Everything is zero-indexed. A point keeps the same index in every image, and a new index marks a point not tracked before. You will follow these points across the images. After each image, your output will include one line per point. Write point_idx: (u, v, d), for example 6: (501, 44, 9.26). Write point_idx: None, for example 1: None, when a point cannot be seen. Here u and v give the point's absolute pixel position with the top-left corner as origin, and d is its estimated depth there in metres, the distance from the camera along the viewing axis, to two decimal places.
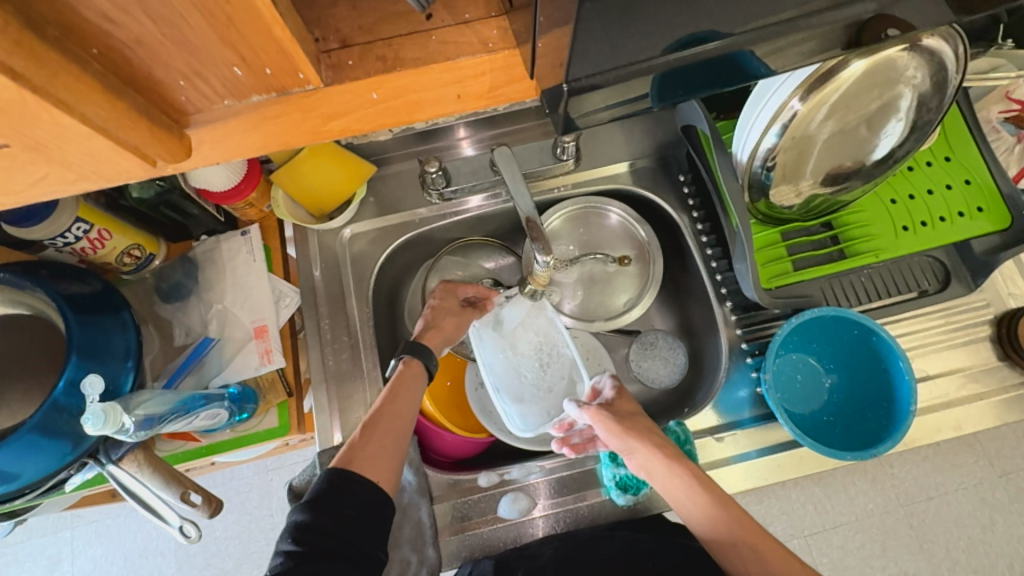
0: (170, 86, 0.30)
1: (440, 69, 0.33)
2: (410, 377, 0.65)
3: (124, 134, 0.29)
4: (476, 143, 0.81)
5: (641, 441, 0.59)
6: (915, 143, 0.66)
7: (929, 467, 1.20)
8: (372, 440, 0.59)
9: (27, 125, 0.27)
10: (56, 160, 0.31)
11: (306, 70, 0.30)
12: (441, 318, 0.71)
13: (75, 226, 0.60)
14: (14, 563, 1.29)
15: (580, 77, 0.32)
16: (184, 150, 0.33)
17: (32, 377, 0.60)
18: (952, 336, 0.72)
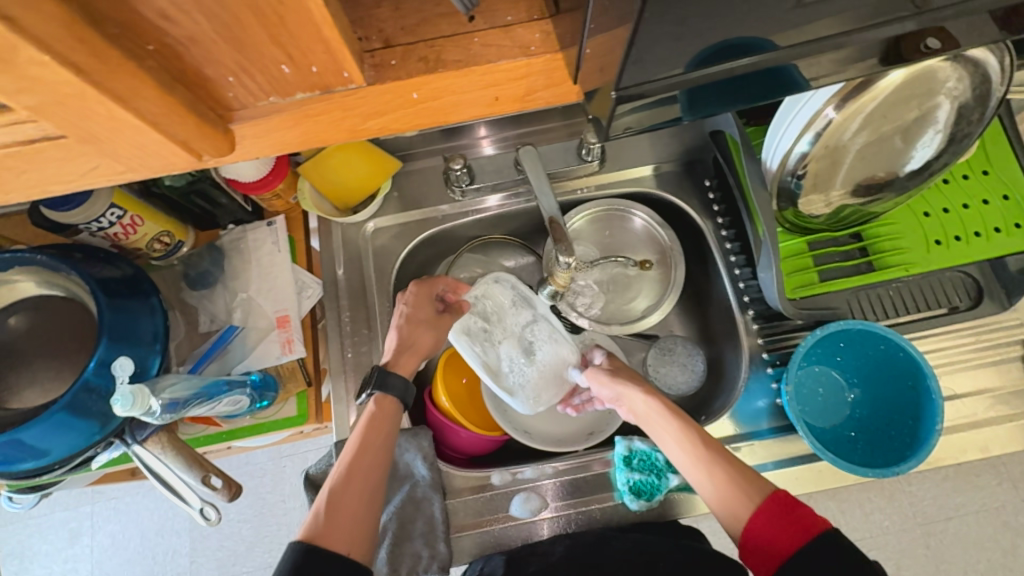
0: (218, 82, 0.30)
1: (481, 71, 0.33)
2: (380, 412, 0.62)
3: (173, 128, 0.30)
4: (498, 142, 0.81)
5: (626, 383, 0.66)
6: (953, 156, 0.64)
7: (949, 487, 1.18)
8: (346, 494, 0.55)
9: (82, 118, 0.28)
10: (107, 152, 0.32)
11: (350, 69, 0.31)
12: (416, 335, 0.67)
13: (108, 211, 0.62)
14: (37, 534, 1.33)
15: (628, 87, 0.33)
16: (228, 144, 0.34)
17: (65, 357, 0.62)
18: (982, 355, 0.70)
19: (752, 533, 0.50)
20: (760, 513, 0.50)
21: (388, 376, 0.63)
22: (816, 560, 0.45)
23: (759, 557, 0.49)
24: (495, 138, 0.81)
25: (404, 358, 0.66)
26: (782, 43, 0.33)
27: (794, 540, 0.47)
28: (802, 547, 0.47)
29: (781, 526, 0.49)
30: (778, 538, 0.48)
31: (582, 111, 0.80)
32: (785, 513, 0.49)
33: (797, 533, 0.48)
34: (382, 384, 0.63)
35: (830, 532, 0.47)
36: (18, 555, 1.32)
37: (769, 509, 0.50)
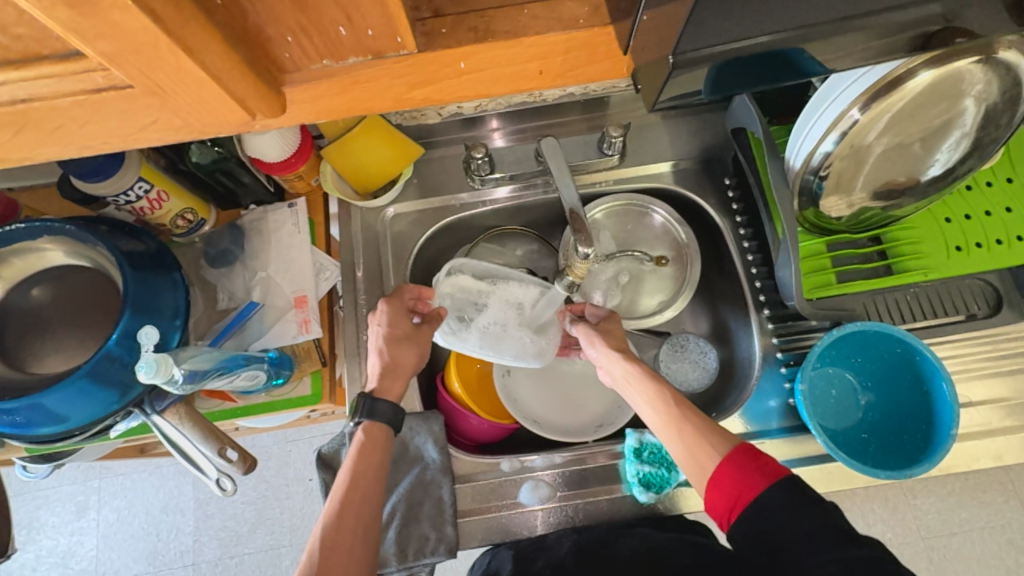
0: (277, 43, 0.31)
1: (529, 43, 0.33)
2: (371, 439, 0.60)
3: (232, 85, 0.31)
4: (506, 136, 0.82)
5: (607, 345, 0.66)
6: (978, 161, 0.64)
7: (954, 501, 1.17)
8: (341, 533, 0.53)
9: (146, 69, 0.29)
10: (168, 106, 0.32)
11: (403, 34, 0.31)
12: (397, 354, 0.65)
13: (137, 184, 0.63)
14: (44, 506, 1.35)
15: (686, 52, 0.32)
16: (279, 106, 0.35)
17: (90, 326, 0.63)
18: (998, 364, 0.70)
19: (713, 479, 0.51)
20: (722, 462, 0.51)
21: (375, 404, 0.61)
22: (774, 504, 0.47)
23: (717, 500, 0.51)
24: (516, 129, 0.81)
25: (389, 380, 0.64)
26: (830, 24, 0.33)
27: (753, 485, 0.49)
28: (761, 491, 0.48)
29: (742, 472, 0.50)
30: (738, 484, 0.50)
31: (602, 105, 0.80)
32: (747, 461, 0.50)
33: (758, 478, 0.49)
34: (371, 413, 0.61)
35: (789, 477, 0.48)
36: (27, 526, 1.34)
37: (730, 458, 0.51)
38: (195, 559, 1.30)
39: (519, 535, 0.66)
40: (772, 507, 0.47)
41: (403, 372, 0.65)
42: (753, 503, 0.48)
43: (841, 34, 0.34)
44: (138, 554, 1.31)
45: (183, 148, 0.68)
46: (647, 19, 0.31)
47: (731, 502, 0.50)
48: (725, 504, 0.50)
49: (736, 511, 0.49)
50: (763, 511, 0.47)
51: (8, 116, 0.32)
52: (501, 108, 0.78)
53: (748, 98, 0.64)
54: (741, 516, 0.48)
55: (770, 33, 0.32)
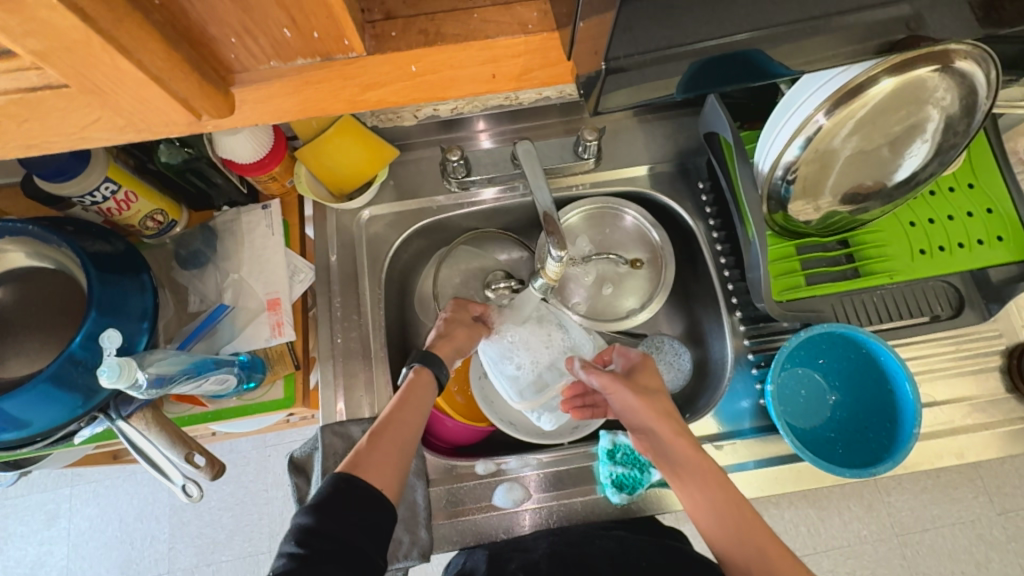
0: (221, 43, 0.31)
1: (479, 47, 0.34)
2: (418, 384, 0.61)
3: (174, 85, 0.30)
4: (495, 137, 0.81)
5: (660, 421, 0.60)
6: (939, 167, 0.66)
7: (927, 498, 1.20)
8: (383, 445, 0.55)
9: (87, 69, 0.28)
10: (110, 105, 0.32)
11: (350, 36, 0.31)
12: (453, 329, 0.68)
13: (103, 185, 0.62)
14: (13, 515, 1.32)
15: (618, 57, 0.34)
16: (227, 106, 0.34)
17: (52, 330, 0.61)
18: (959, 364, 0.72)
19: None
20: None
21: (430, 353, 0.63)
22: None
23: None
24: (494, 131, 0.81)
25: (443, 345, 0.66)
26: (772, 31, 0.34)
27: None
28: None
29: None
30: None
31: (579, 108, 0.80)
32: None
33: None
34: (425, 360, 0.63)
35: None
36: None
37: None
38: (170, 567, 1.27)
39: (494, 537, 0.66)
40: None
41: (458, 345, 0.68)
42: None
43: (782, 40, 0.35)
44: (111, 563, 1.28)
45: (150, 147, 0.67)
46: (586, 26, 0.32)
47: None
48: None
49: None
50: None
51: None
52: (480, 110, 0.78)
53: (718, 103, 0.65)
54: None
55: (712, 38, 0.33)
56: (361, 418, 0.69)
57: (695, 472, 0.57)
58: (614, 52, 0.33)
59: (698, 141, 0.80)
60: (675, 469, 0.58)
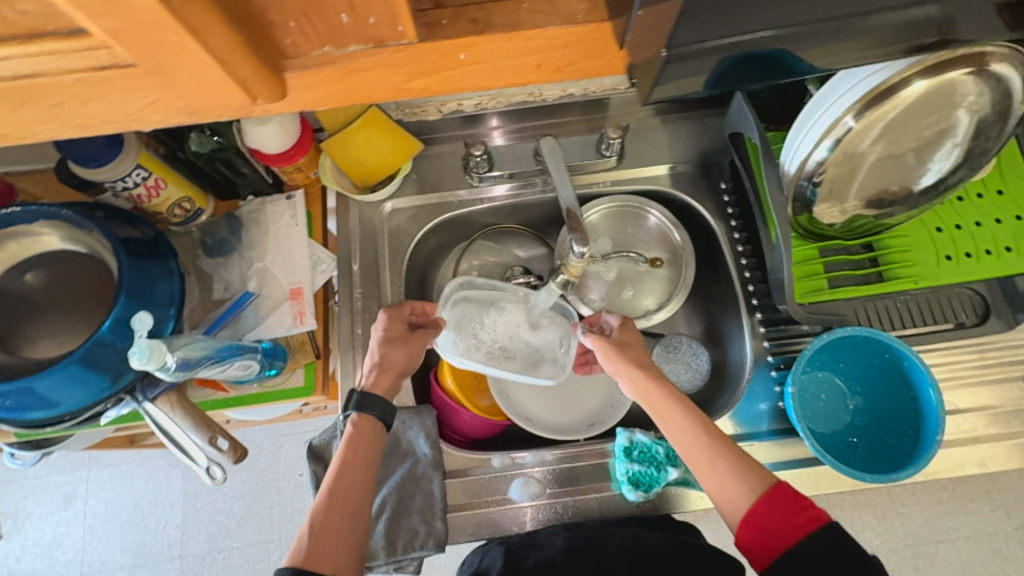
0: (279, 27, 0.32)
1: (530, 36, 0.35)
2: (360, 432, 0.61)
3: (234, 66, 0.31)
4: (505, 134, 0.82)
5: (628, 363, 0.64)
6: (968, 173, 0.65)
7: (942, 510, 1.18)
8: (333, 513, 0.54)
9: (150, 49, 0.29)
10: (171, 87, 0.33)
11: (405, 23, 0.33)
12: (390, 354, 0.66)
13: (135, 171, 0.63)
14: (31, 496, 1.34)
15: (679, 46, 0.34)
16: (280, 91, 0.35)
17: (83, 313, 0.63)
18: (983, 372, 0.71)
19: (749, 517, 0.50)
20: (759, 505, 0.50)
21: (365, 397, 0.62)
22: (814, 555, 0.45)
23: (753, 543, 0.49)
24: (516, 127, 0.81)
25: (380, 377, 0.65)
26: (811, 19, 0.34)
27: (793, 531, 0.47)
28: (802, 539, 0.46)
29: (781, 519, 0.48)
30: (778, 530, 0.48)
31: (602, 106, 0.81)
32: (790, 503, 0.49)
33: (799, 526, 0.47)
34: (360, 406, 0.62)
35: (831, 526, 0.46)
36: (13, 515, 1.33)
37: (768, 504, 0.50)
38: (183, 552, 1.29)
39: (508, 530, 0.67)
40: (814, 560, 0.45)
41: (396, 369, 0.66)
42: (793, 552, 0.46)
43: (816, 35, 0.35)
44: (126, 545, 1.30)
45: (180, 136, 0.68)
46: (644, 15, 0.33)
47: (765, 547, 0.48)
48: (763, 548, 0.49)
49: (770, 559, 0.48)
50: (800, 561, 0.45)
51: (10, 91, 0.32)
52: (502, 106, 0.78)
53: (745, 104, 0.65)
54: (778, 562, 0.47)
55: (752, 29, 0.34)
56: None
57: (704, 440, 0.57)
58: (676, 40, 0.34)
59: (722, 141, 0.80)
60: (685, 441, 0.58)
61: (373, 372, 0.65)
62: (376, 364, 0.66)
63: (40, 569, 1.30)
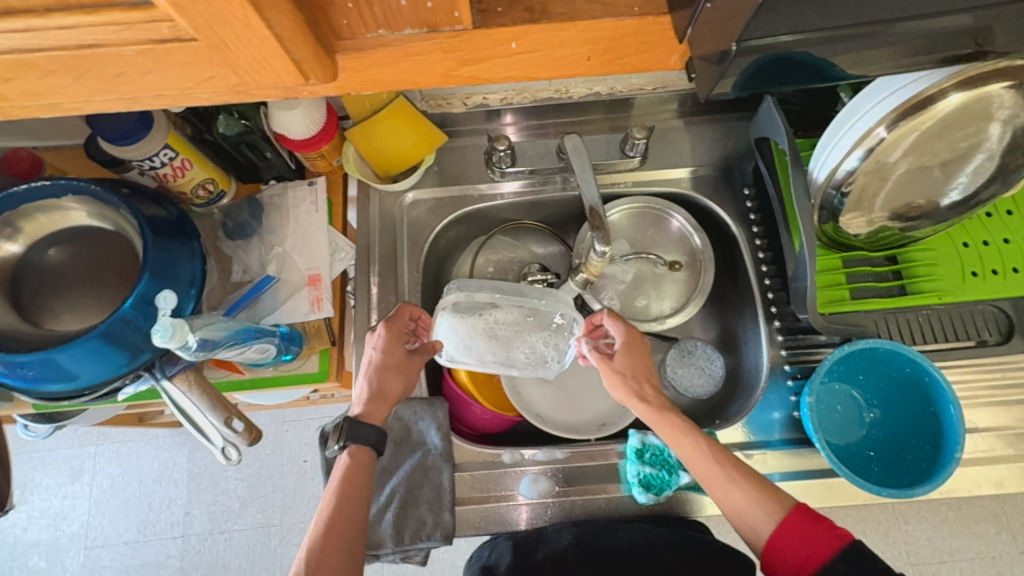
0: (338, 8, 0.33)
1: (584, 26, 0.35)
2: (354, 464, 0.59)
3: (293, 47, 0.32)
4: (522, 130, 0.82)
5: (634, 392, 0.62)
6: (1000, 190, 0.64)
7: (947, 530, 1.17)
8: (328, 550, 0.53)
9: (210, 25, 0.30)
10: (228, 62, 0.33)
11: (461, 9, 0.33)
12: (385, 381, 0.65)
13: (162, 151, 0.63)
14: (40, 467, 1.36)
15: (749, 38, 0.35)
16: (331, 73, 0.36)
17: (106, 288, 0.63)
18: (1004, 392, 0.70)
19: (775, 546, 0.50)
20: (786, 526, 0.50)
21: (357, 427, 0.60)
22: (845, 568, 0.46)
23: (782, 561, 0.50)
24: (539, 124, 0.81)
25: (376, 406, 0.63)
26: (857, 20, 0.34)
27: (823, 548, 0.48)
28: (831, 555, 0.47)
29: (810, 536, 0.49)
30: (806, 547, 0.49)
31: (626, 106, 0.79)
32: (815, 522, 0.50)
33: (828, 543, 0.48)
34: (354, 437, 0.59)
35: (858, 542, 0.47)
36: (20, 485, 1.35)
37: (794, 523, 0.50)
38: (185, 531, 1.30)
39: (515, 526, 0.67)
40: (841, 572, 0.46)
41: (386, 393, 0.64)
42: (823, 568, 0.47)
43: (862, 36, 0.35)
44: (129, 522, 1.32)
45: (209, 117, 0.69)
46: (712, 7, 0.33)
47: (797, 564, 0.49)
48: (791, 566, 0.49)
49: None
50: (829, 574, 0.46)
51: (74, 60, 0.32)
52: (527, 102, 0.79)
53: (775, 109, 0.64)
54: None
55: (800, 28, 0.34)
56: None
57: (712, 459, 0.57)
58: (750, 34, 0.35)
59: (747, 147, 0.79)
60: (694, 463, 0.57)
61: (365, 400, 0.63)
62: (370, 391, 0.64)
63: (44, 540, 1.31)
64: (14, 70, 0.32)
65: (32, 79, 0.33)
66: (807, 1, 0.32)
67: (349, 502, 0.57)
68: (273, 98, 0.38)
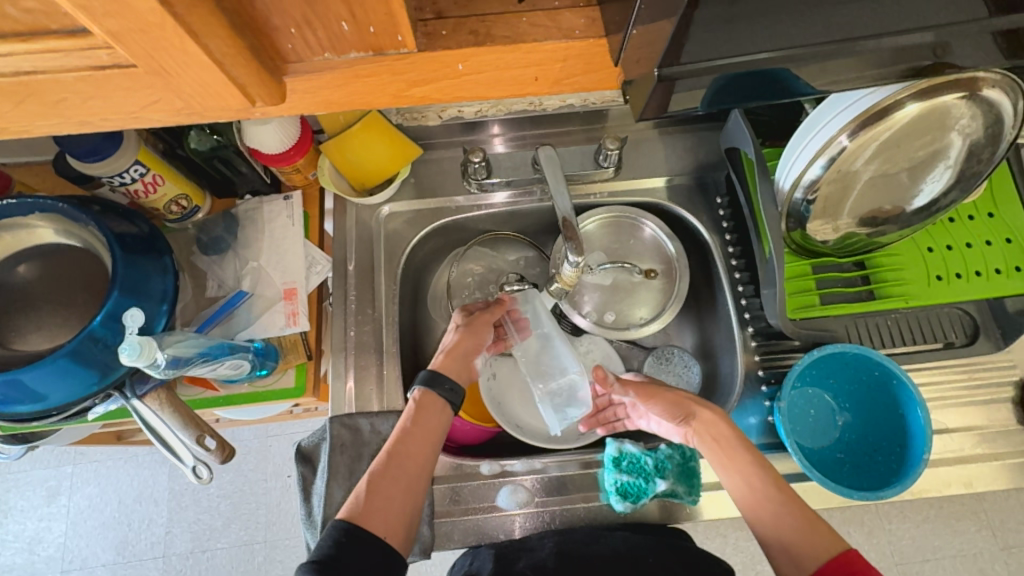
0: (281, 33, 0.33)
1: (527, 48, 0.37)
2: (428, 406, 0.59)
3: (235, 70, 0.32)
4: (503, 142, 0.82)
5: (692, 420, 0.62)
6: (961, 195, 0.66)
7: (929, 529, 1.18)
8: (390, 476, 0.54)
9: (154, 52, 0.30)
10: (170, 87, 0.33)
11: (404, 33, 0.34)
12: (465, 347, 0.65)
13: (132, 167, 0.63)
14: (15, 489, 1.33)
15: (672, 66, 0.35)
16: (280, 94, 0.37)
17: (73, 307, 0.62)
18: (971, 393, 0.72)
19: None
20: (828, 566, 0.49)
21: (435, 374, 0.61)
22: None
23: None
24: (513, 135, 0.82)
25: (453, 364, 0.64)
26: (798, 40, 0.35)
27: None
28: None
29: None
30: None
31: (601, 118, 0.81)
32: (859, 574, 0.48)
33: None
34: (430, 381, 0.60)
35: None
36: None
37: (837, 567, 0.49)
38: (165, 551, 1.27)
39: (497, 537, 0.66)
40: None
41: (461, 353, 0.65)
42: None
43: (803, 60, 0.36)
44: (108, 543, 1.28)
45: (180, 134, 0.69)
46: (644, 30, 0.34)
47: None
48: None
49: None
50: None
51: (12, 86, 0.32)
52: (502, 114, 0.79)
53: (742, 118, 0.65)
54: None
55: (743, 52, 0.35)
56: (371, 412, 0.69)
57: (773, 489, 0.56)
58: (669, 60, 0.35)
59: (718, 156, 0.81)
60: (749, 490, 0.57)
61: (441, 356, 0.64)
62: (445, 349, 0.65)
63: (19, 564, 1.28)
64: None
65: None
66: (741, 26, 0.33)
67: (423, 437, 0.57)
68: (222, 121, 0.38)
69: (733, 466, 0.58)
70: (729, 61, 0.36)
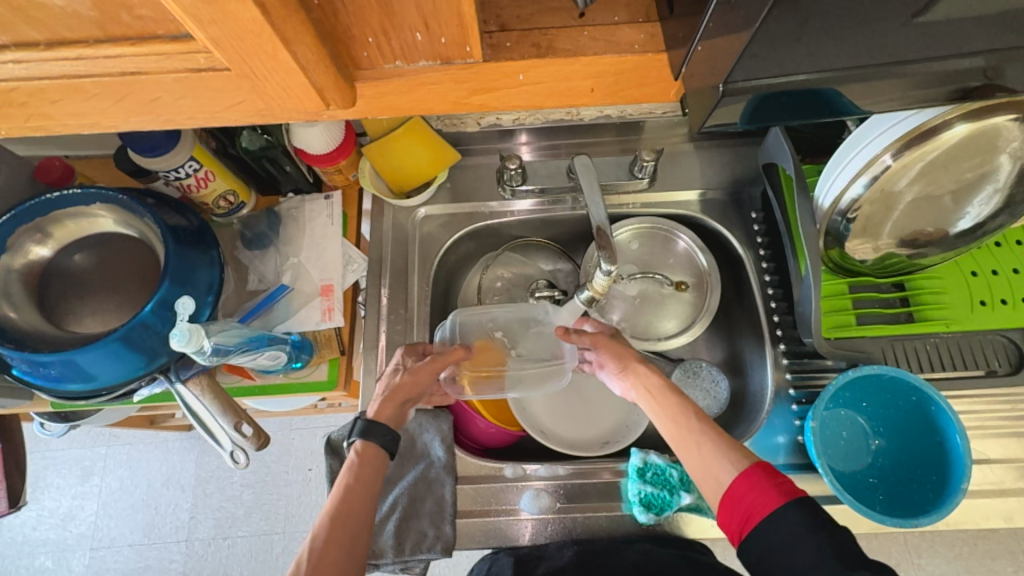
0: (359, 42, 0.35)
1: (587, 61, 0.38)
2: (367, 459, 0.58)
3: (316, 76, 0.35)
4: (536, 150, 0.84)
5: (631, 364, 0.64)
6: (1008, 219, 0.64)
7: (962, 566, 1.13)
8: (332, 542, 0.51)
9: (249, 55, 0.32)
10: (256, 89, 0.36)
11: (473, 44, 0.35)
12: (404, 388, 0.65)
13: (187, 163, 0.66)
14: (52, 467, 1.39)
15: (736, 81, 0.35)
16: (351, 99, 0.39)
17: (127, 294, 0.66)
18: (1015, 424, 0.69)
19: (726, 494, 0.50)
20: (739, 479, 0.50)
21: (371, 425, 0.60)
22: (792, 527, 0.45)
23: (729, 516, 0.50)
24: (548, 143, 0.83)
25: (386, 406, 0.63)
26: (860, 63, 0.35)
27: (769, 502, 0.47)
28: (776, 509, 0.46)
29: (759, 490, 0.48)
30: (753, 501, 0.48)
31: (637, 129, 0.82)
32: (766, 479, 0.48)
33: (774, 497, 0.47)
34: (366, 432, 0.59)
35: (807, 499, 0.46)
36: (32, 484, 1.37)
37: (746, 477, 0.49)
38: (189, 536, 1.31)
39: (517, 541, 0.67)
40: (787, 530, 0.45)
41: (399, 398, 0.64)
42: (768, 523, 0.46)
43: (867, 79, 0.37)
44: (135, 524, 1.33)
45: (234, 133, 0.71)
46: (706, 47, 0.35)
47: (743, 519, 0.48)
48: (738, 522, 0.49)
49: (748, 529, 0.48)
50: (774, 532, 0.46)
51: (115, 85, 0.35)
52: (538, 121, 0.80)
53: (783, 134, 0.65)
54: (753, 535, 0.47)
55: (804, 74, 0.36)
56: None
57: (694, 422, 0.56)
58: (735, 78, 0.35)
59: (756, 171, 0.81)
60: (675, 427, 0.57)
61: (378, 401, 0.63)
62: (385, 392, 0.64)
63: (52, 540, 1.33)
64: (63, 93, 0.35)
65: (77, 102, 0.36)
66: (810, 47, 0.33)
67: (358, 497, 0.55)
68: (293, 121, 0.40)
69: (663, 410, 0.59)
70: (789, 83, 0.36)
